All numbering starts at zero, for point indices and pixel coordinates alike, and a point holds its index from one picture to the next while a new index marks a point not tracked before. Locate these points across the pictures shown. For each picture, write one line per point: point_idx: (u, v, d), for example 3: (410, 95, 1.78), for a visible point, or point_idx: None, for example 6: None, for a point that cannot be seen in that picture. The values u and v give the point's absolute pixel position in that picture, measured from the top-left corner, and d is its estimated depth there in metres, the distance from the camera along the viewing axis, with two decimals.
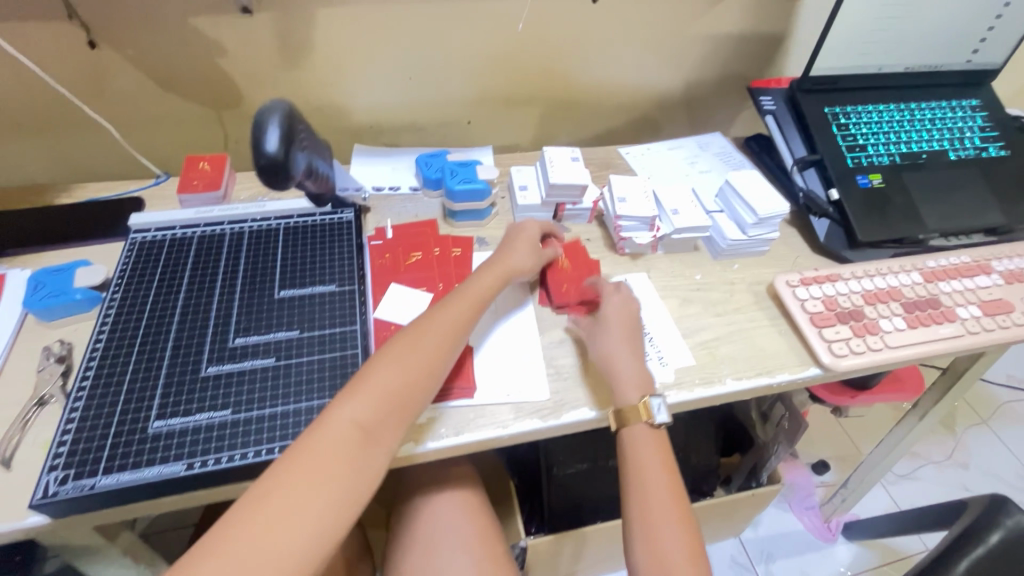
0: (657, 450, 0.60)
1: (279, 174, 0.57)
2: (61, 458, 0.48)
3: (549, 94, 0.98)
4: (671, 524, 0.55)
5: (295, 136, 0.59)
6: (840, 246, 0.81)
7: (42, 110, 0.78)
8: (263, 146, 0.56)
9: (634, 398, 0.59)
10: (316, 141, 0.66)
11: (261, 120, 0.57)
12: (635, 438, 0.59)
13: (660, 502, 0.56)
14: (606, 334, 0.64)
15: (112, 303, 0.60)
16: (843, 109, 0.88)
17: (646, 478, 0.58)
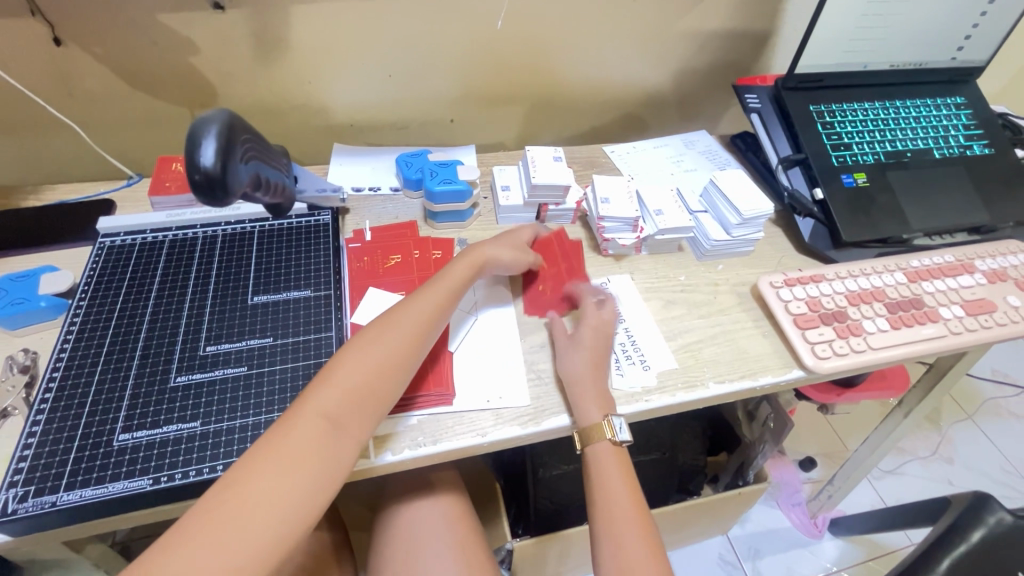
0: (621, 466, 0.60)
1: (216, 192, 0.49)
2: (22, 474, 0.47)
3: (533, 91, 0.96)
4: (639, 546, 0.55)
5: (233, 147, 0.51)
6: (824, 246, 0.80)
7: (6, 110, 0.76)
8: (199, 161, 0.48)
9: (596, 416, 0.58)
10: (264, 148, 0.59)
11: (196, 132, 0.49)
12: (599, 455, 0.59)
13: (625, 524, 0.56)
14: (572, 357, 0.61)
15: (78, 310, 0.58)
16: (828, 108, 0.87)
17: (614, 503, 0.58)
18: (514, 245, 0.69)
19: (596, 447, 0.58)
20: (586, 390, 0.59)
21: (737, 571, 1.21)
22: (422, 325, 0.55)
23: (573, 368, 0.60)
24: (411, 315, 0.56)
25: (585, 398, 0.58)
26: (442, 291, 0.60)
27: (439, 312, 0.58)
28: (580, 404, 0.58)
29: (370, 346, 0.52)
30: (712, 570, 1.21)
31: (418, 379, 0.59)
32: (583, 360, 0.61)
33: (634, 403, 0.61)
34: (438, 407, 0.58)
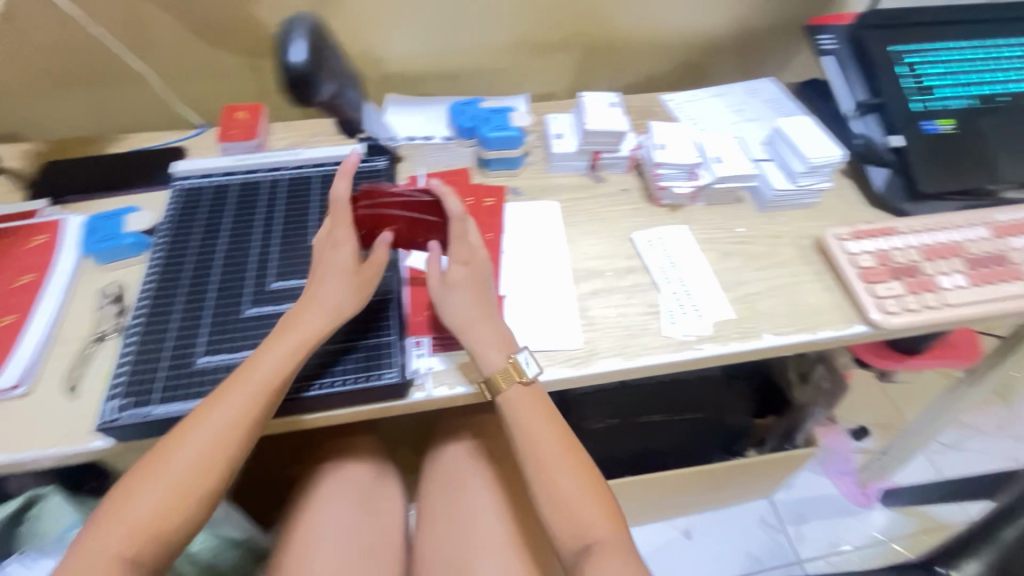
0: (539, 405, 0.57)
1: (297, 84, 0.59)
2: (121, 387, 0.52)
3: (587, 37, 0.93)
4: (576, 482, 0.54)
5: (317, 48, 0.61)
6: (898, 197, 0.75)
7: (90, 61, 0.81)
8: (288, 59, 0.58)
9: (498, 361, 0.56)
10: (347, 66, 0.67)
11: (286, 35, 0.59)
12: (512, 401, 0.56)
13: (557, 464, 0.55)
14: (450, 303, 0.58)
15: (160, 246, 0.63)
16: (912, 48, 0.80)
17: (544, 449, 0.55)
18: (354, 275, 0.56)
19: (508, 394, 0.56)
20: (480, 343, 0.56)
21: (780, 535, 1.20)
22: (217, 448, 0.48)
23: (463, 318, 0.57)
24: (196, 442, 0.48)
25: (484, 345, 0.56)
26: (244, 400, 0.49)
27: (243, 424, 0.49)
28: (480, 351, 0.56)
29: (157, 476, 0.47)
30: (753, 532, 1.20)
31: None
32: (470, 309, 0.57)
33: (687, 351, 0.61)
34: None
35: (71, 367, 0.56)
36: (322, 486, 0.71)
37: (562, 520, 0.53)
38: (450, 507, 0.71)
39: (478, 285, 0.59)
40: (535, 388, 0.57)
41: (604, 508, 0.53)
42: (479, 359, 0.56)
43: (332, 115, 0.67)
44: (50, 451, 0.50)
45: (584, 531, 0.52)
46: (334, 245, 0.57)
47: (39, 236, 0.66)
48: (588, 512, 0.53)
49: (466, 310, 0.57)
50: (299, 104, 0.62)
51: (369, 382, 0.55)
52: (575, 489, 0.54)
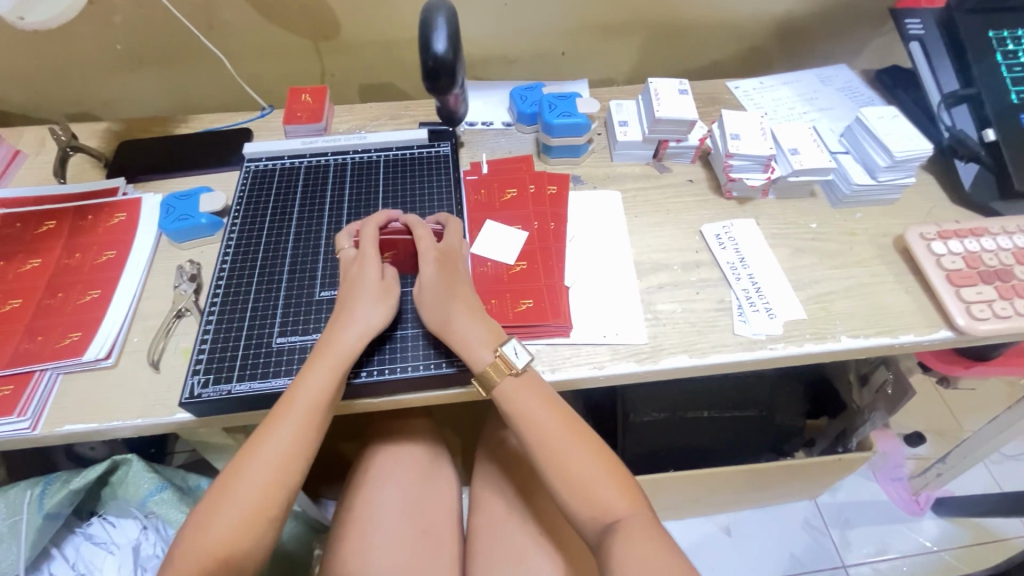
0: (535, 394, 0.54)
1: (436, 76, 0.63)
2: (202, 363, 0.54)
3: (653, 21, 0.90)
4: (588, 461, 0.53)
5: (457, 39, 0.63)
6: (988, 196, 0.70)
7: (163, 42, 0.82)
8: (432, 47, 0.61)
9: (487, 357, 0.53)
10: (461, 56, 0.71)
11: (428, 22, 0.62)
12: (506, 393, 0.54)
13: (566, 445, 0.53)
14: (451, 317, 0.54)
15: (234, 226, 0.64)
16: (1013, 33, 0.74)
17: (549, 433, 0.54)
18: (380, 292, 0.54)
19: (502, 387, 0.54)
20: (465, 337, 0.54)
21: (825, 538, 1.17)
22: (275, 482, 0.47)
23: (443, 314, 0.54)
24: (249, 483, 0.46)
25: (471, 340, 0.54)
26: (289, 433, 0.48)
27: (296, 455, 0.48)
28: (468, 344, 0.54)
29: (213, 524, 0.45)
30: (796, 533, 1.18)
31: (536, 309, 0.60)
32: (449, 305, 0.55)
33: (758, 350, 0.59)
34: (557, 339, 0.60)
35: (153, 341, 0.58)
36: (379, 468, 0.72)
37: (580, 502, 0.52)
38: (506, 497, 0.72)
39: (456, 271, 0.57)
40: (529, 374, 0.55)
41: (620, 484, 0.53)
42: (466, 358, 0.54)
43: (443, 102, 0.71)
44: (137, 420, 0.53)
45: (604, 510, 0.51)
46: (357, 262, 0.55)
47: (120, 214, 0.68)
48: (605, 490, 0.52)
49: (438, 303, 0.55)
50: (428, 89, 0.66)
51: (438, 369, 0.55)
52: (589, 467, 0.53)
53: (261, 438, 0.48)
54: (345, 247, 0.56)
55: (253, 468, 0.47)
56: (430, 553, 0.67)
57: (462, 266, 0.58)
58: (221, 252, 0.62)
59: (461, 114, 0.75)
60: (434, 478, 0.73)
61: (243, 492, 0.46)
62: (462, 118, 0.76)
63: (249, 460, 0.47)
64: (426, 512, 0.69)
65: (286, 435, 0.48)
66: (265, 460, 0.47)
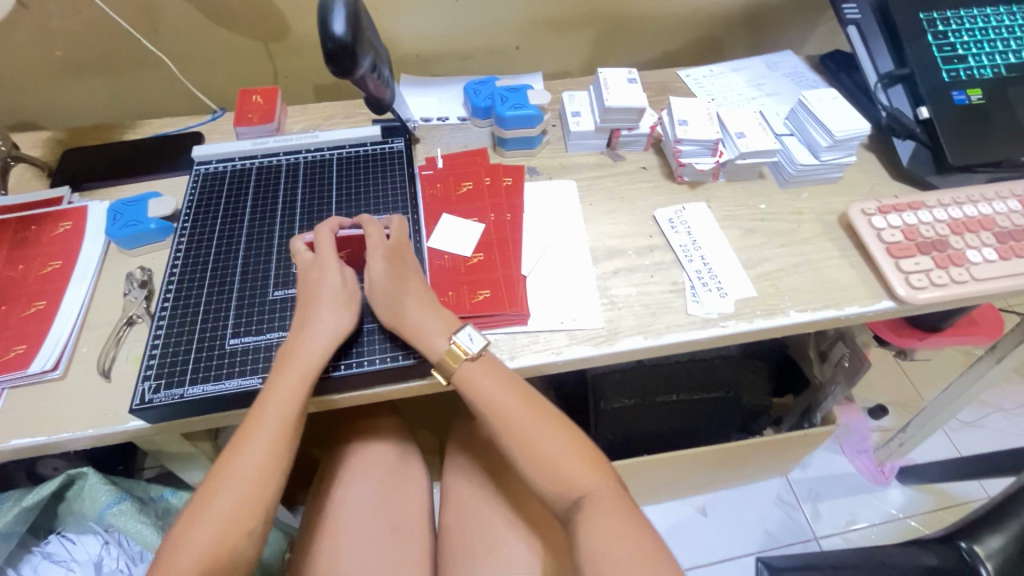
0: (497, 377, 0.55)
1: (342, 58, 0.59)
2: (153, 369, 0.53)
3: (603, 13, 0.91)
4: (553, 439, 0.54)
5: (358, 19, 0.60)
6: (925, 171, 0.74)
7: (105, 48, 0.80)
8: (330, 29, 0.58)
9: (441, 346, 0.54)
10: (376, 42, 0.68)
11: (325, 4, 0.59)
12: (468, 380, 0.54)
13: (529, 425, 0.54)
14: (409, 309, 0.55)
15: (183, 232, 0.63)
16: (941, 15, 0.77)
17: (512, 416, 0.54)
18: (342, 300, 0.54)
19: (461, 373, 0.54)
20: (421, 327, 0.54)
21: (797, 513, 1.20)
22: (250, 497, 0.47)
23: (397, 307, 0.55)
24: (225, 501, 0.46)
25: (428, 328, 0.54)
26: (263, 446, 0.48)
27: (269, 468, 0.48)
28: (428, 333, 0.54)
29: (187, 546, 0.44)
30: (770, 510, 1.21)
31: (494, 299, 0.61)
32: (401, 298, 0.55)
33: (711, 329, 0.60)
34: (515, 326, 0.60)
35: (103, 349, 0.57)
36: (348, 471, 0.72)
37: (546, 479, 0.53)
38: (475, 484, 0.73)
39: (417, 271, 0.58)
40: (487, 357, 0.55)
41: (582, 457, 0.53)
42: (424, 348, 0.54)
43: (365, 91, 0.67)
44: (88, 431, 0.52)
45: (571, 487, 0.52)
46: (320, 268, 0.55)
47: (65, 223, 0.67)
48: (570, 466, 0.53)
49: (393, 296, 0.55)
50: (338, 76, 0.62)
51: (398, 362, 0.55)
52: (551, 444, 0.54)
53: (236, 454, 0.48)
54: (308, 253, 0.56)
55: (227, 485, 0.47)
56: (402, 548, 0.67)
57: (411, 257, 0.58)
58: (170, 259, 0.61)
59: (388, 100, 0.71)
60: (403, 474, 0.73)
61: (219, 511, 0.46)
62: (391, 104, 0.73)
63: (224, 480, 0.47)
64: (396, 509, 0.70)
65: (257, 449, 0.48)
66: (241, 474, 0.47)
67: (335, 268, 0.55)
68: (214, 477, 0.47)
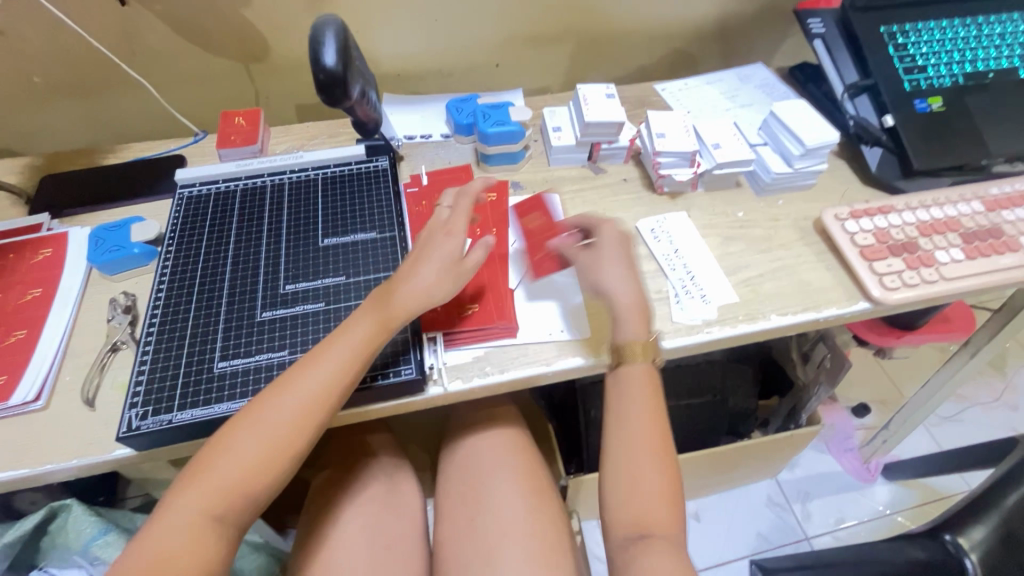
0: (650, 392, 0.58)
1: (334, 89, 0.60)
2: (140, 396, 0.52)
3: (580, 31, 0.94)
4: (653, 471, 0.54)
5: (349, 51, 0.62)
6: (893, 176, 0.77)
7: (83, 73, 0.80)
8: (322, 60, 0.59)
9: (634, 333, 0.59)
10: (365, 70, 0.69)
11: (317, 36, 0.60)
12: (628, 374, 0.59)
13: (641, 450, 0.55)
14: (619, 283, 0.62)
15: (168, 255, 0.63)
16: (900, 28, 0.81)
17: (633, 428, 0.56)
18: (456, 270, 0.55)
19: (627, 369, 0.59)
20: (631, 308, 0.60)
21: (788, 514, 1.21)
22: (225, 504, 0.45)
23: (604, 284, 0.63)
24: (216, 485, 0.45)
25: (629, 310, 0.60)
26: (252, 450, 0.46)
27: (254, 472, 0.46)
28: (624, 317, 0.60)
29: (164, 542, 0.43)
30: (761, 512, 1.22)
31: (482, 313, 0.61)
32: (615, 278, 0.63)
33: (696, 335, 0.62)
34: (504, 340, 0.61)
35: (87, 378, 0.56)
36: (342, 491, 0.71)
37: (623, 504, 0.53)
38: (468, 495, 0.71)
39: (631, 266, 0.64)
40: (654, 374, 0.59)
41: (670, 504, 0.53)
42: (621, 329, 0.60)
43: (352, 115, 0.69)
44: (72, 461, 0.51)
45: (643, 522, 0.52)
46: (447, 234, 0.57)
47: (45, 250, 0.66)
48: (655, 503, 0.52)
49: (616, 279, 0.63)
50: (329, 105, 0.63)
51: (398, 377, 0.55)
52: (652, 478, 0.54)
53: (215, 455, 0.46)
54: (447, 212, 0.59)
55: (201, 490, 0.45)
56: (394, 568, 0.66)
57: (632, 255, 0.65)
58: (155, 283, 0.61)
59: (374, 124, 0.72)
60: (396, 493, 0.73)
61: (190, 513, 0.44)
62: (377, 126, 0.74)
63: (221, 458, 0.46)
64: (389, 526, 0.69)
65: (244, 451, 0.46)
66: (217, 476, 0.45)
67: (462, 231, 0.57)
68: (213, 449, 0.47)
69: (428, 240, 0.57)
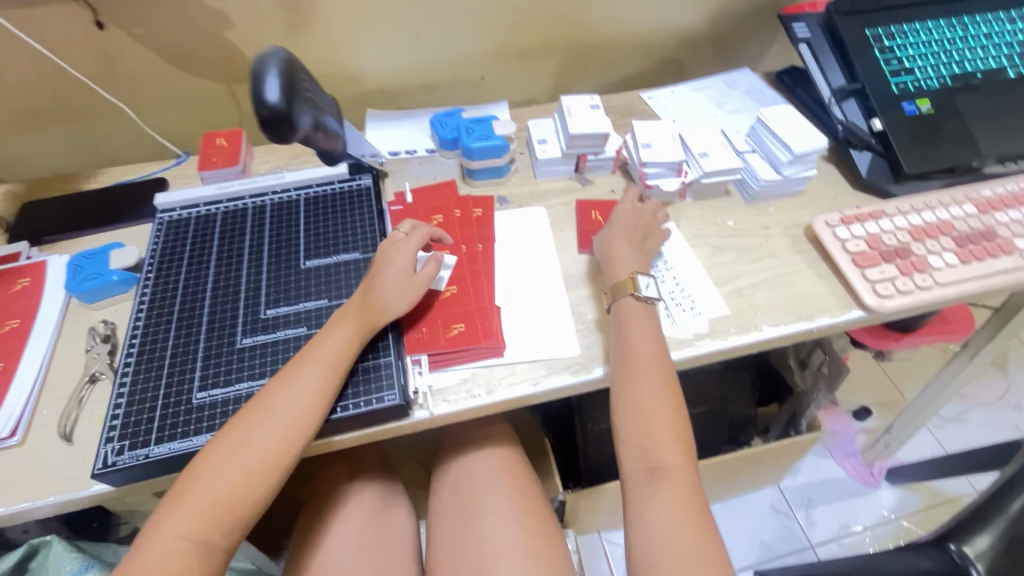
0: (647, 324, 0.58)
1: (279, 125, 0.58)
2: (116, 431, 0.51)
3: (565, 42, 0.93)
4: (657, 401, 0.53)
5: (294, 84, 0.59)
6: (884, 180, 0.76)
7: (65, 98, 0.80)
8: (262, 97, 0.57)
9: (623, 275, 0.61)
10: (322, 93, 0.66)
11: (259, 72, 0.58)
12: (623, 310, 0.59)
13: (646, 383, 0.54)
14: (612, 236, 0.66)
15: (147, 282, 0.62)
16: (886, 31, 0.81)
17: (636, 359, 0.56)
18: (408, 284, 0.57)
19: (624, 302, 0.60)
20: (619, 257, 0.63)
21: (792, 522, 1.20)
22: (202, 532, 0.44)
23: (609, 240, 0.65)
24: (216, 477, 0.45)
25: (620, 258, 0.63)
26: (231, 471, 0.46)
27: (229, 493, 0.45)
28: (614, 265, 0.63)
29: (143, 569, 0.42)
30: (765, 520, 1.20)
31: (468, 333, 0.60)
32: (617, 236, 0.65)
33: (687, 349, 0.61)
34: (491, 359, 0.59)
35: (65, 412, 0.55)
36: (331, 516, 0.70)
37: (632, 436, 0.53)
38: (460, 517, 0.69)
39: (640, 239, 0.66)
40: (648, 306, 0.59)
41: (680, 439, 0.52)
42: (616, 270, 0.63)
43: (314, 146, 0.67)
44: (49, 499, 0.49)
45: (651, 453, 0.51)
46: (398, 250, 0.59)
47: (23, 280, 0.65)
48: (663, 435, 0.52)
49: (621, 237, 0.65)
50: (280, 141, 0.61)
51: (378, 403, 0.54)
52: (659, 409, 0.53)
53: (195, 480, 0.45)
54: (401, 233, 0.62)
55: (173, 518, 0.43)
56: None
57: (649, 232, 0.68)
58: (134, 311, 0.60)
59: (339, 149, 0.71)
60: (386, 515, 0.72)
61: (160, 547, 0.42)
62: (345, 150, 0.72)
63: (213, 466, 0.46)
64: (381, 551, 0.67)
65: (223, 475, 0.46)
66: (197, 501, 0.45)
67: (409, 249, 0.59)
68: (206, 455, 0.47)
69: (380, 256, 0.59)
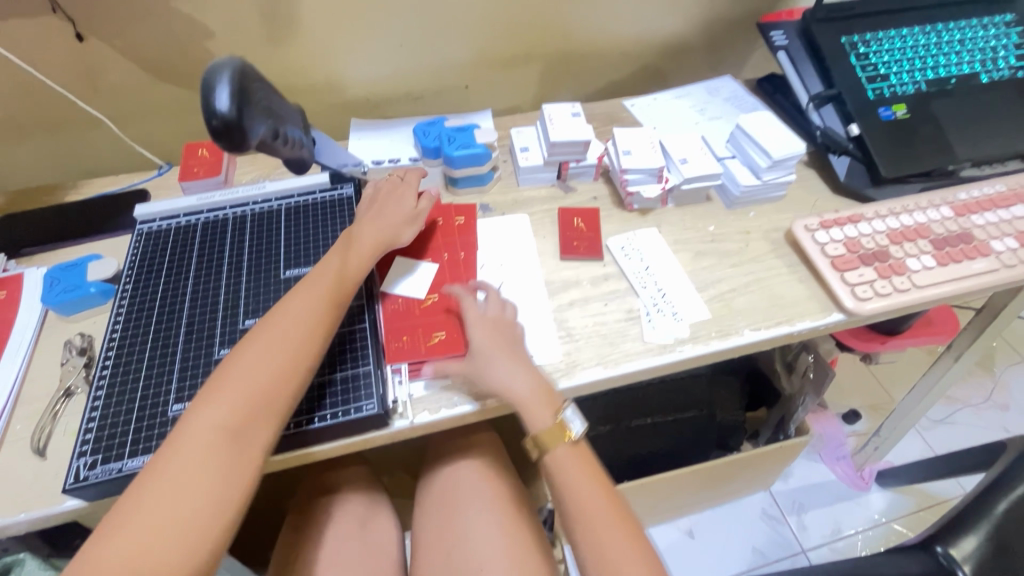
0: (584, 467, 0.56)
1: (234, 135, 0.53)
2: (89, 445, 0.50)
3: (547, 51, 0.94)
4: (620, 542, 0.51)
5: (249, 92, 0.55)
6: (863, 184, 0.77)
7: (45, 110, 0.79)
8: (213, 105, 0.52)
9: (548, 420, 0.55)
10: (280, 101, 0.62)
11: (209, 79, 0.53)
12: (558, 461, 0.56)
13: (605, 523, 0.52)
14: (495, 368, 0.56)
15: (124, 294, 0.61)
16: (862, 37, 0.82)
17: (587, 506, 0.54)
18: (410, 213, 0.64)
19: (556, 453, 0.56)
20: (522, 396, 0.55)
21: (783, 526, 1.19)
22: None
23: (495, 379, 0.55)
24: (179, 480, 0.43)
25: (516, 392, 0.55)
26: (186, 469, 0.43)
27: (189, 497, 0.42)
28: (529, 412, 0.55)
29: None
30: (757, 525, 1.20)
31: (450, 340, 0.59)
32: (495, 362, 0.56)
33: (668, 354, 0.61)
34: None
35: (39, 425, 0.54)
36: (314, 528, 0.69)
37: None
38: (444, 526, 0.69)
39: (509, 347, 0.58)
40: (580, 444, 0.57)
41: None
42: (531, 421, 0.55)
43: (277, 156, 0.63)
44: (20, 516, 0.48)
45: None
46: (400, 189, 0.66)
47: None
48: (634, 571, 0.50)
49: (504, 368, 0.56)
50: (235, 154, 0.56)
51: (355, 414, 0.53)
52: (621, 550, 0.51)
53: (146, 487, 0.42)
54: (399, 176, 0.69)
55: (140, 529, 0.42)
56: None
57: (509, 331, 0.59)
58: (110, 323, 0.59)
59: (305, 156, 0.67)
60: (369, 526, 0.71)
61: None
62: (313, 158, 0.69)
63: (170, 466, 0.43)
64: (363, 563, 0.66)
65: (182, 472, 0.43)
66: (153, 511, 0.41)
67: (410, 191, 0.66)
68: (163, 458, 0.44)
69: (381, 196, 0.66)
